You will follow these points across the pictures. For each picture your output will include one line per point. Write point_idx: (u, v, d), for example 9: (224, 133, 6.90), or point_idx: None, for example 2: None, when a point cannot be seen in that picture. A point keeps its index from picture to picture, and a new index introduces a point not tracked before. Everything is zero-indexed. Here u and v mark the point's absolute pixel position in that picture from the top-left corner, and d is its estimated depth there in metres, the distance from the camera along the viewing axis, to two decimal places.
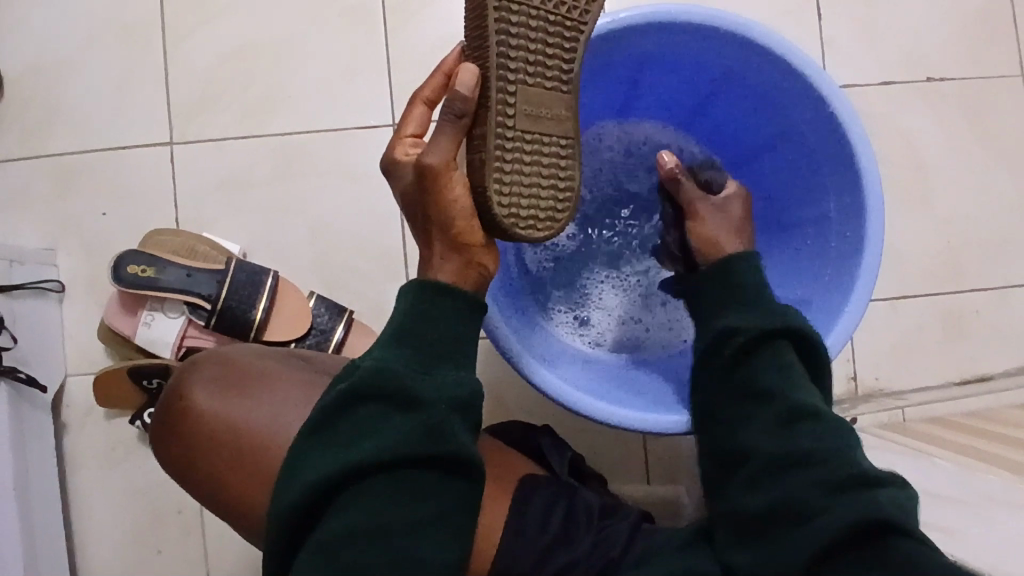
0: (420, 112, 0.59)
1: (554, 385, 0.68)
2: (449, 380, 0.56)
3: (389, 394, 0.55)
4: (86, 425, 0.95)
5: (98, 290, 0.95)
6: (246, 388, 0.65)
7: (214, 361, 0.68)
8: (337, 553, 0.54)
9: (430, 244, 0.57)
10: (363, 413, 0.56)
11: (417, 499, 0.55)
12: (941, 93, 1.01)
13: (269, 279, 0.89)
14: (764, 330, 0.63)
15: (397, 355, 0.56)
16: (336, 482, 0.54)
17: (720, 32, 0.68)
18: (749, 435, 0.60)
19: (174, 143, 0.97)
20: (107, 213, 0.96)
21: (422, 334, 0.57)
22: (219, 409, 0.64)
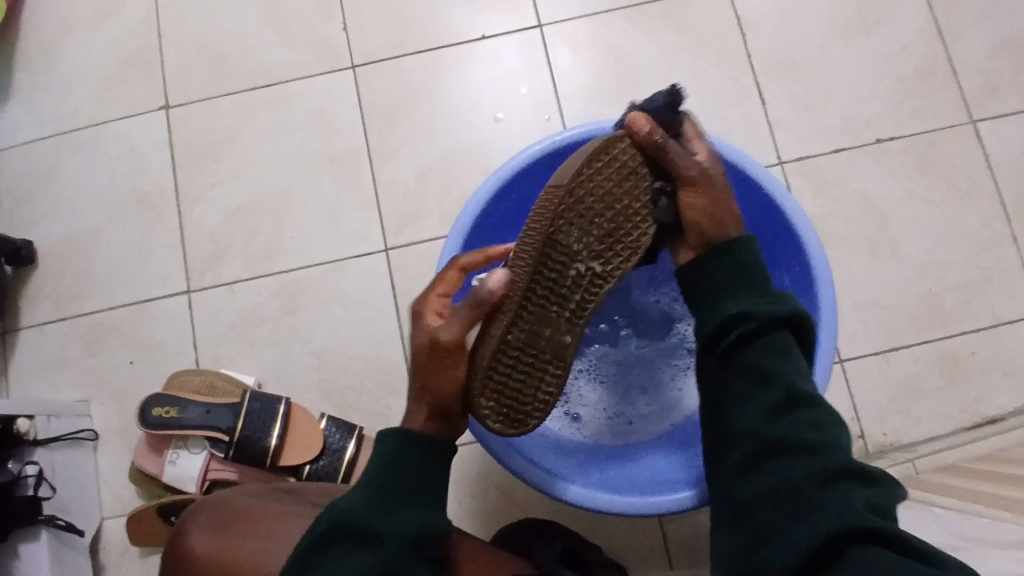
0: (456, 276, 0.67)
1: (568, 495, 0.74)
2: (414, 518, 0.58)
3: (359, 530, 0.56)
4: (123, 568, 0.99)
5: (129, 435, 1.03)
6: (241, 524, 0.67)
7: (210, 503, 0.71)
8: None
9: (417, 396, 0.62)
10: (333, 551, 0.56)
11: None
12: (893, 150, 1.07)
13: (281, 406, 0.95)
14: (773, 311, 0.60)
15: (364, 495, 0.58)
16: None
17: None
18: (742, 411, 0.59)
19: (191, 292, 1.06)
20: (134, 360, 1.05)
21: (392, 469, 0.59)
22: (216, 547, 0.66)
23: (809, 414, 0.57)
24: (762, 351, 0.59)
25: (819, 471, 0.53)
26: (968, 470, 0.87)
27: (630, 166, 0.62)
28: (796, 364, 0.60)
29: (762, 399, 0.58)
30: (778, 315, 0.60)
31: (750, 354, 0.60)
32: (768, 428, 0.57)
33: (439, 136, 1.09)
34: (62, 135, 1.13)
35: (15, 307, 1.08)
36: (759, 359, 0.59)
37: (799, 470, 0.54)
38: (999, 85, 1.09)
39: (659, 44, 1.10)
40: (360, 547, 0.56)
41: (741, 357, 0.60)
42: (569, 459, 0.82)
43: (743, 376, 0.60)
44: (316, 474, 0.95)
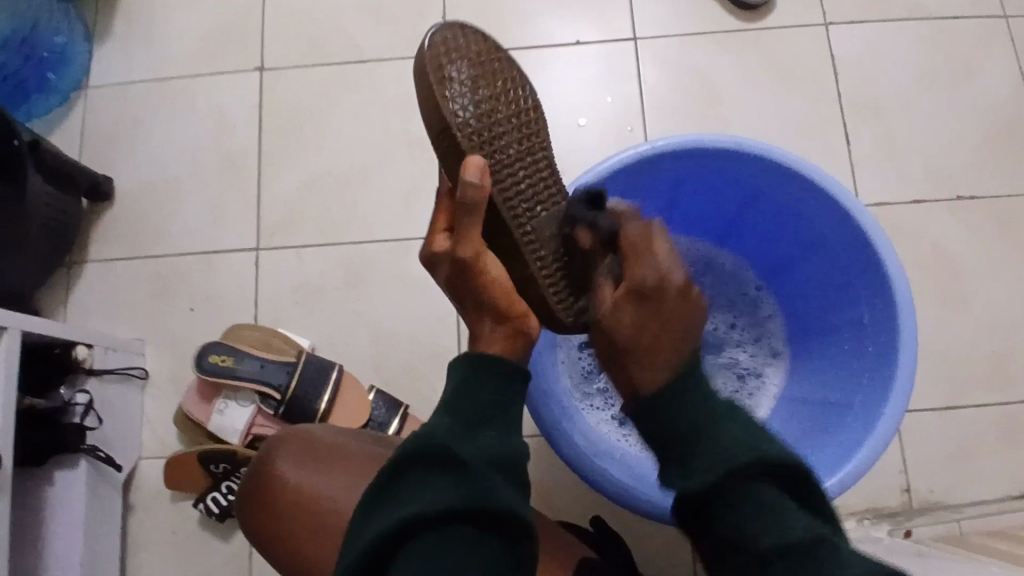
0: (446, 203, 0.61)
1: (614, 484, 0.71)
2: (491, 444, 0.54)
3: (434, 452, 0.52)
4: (152, 509, 0.99)
5: (179, 379, 1.04)
6: (329, 459, 0.68)
7: (299, 435, 0.71)
8: None
9: (478, 318, 0.60)
10: (420, 477, 0.51)
11: (460, 546, 0.47)
12: (971, 208, 1.06)
13: (335, 371, 0.95)
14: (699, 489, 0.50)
15: (448, 422, 0.55)
16: (381, 555, 0.49)
17: (746, 155, 0.76)
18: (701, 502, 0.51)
19: (258, 250, 1.08)
20: (194, 308, 1.06)
21: (456, 403, 0.56)
22: (302, 479, 0.67)
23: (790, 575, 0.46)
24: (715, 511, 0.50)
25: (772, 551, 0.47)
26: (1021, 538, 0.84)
27: (493, 91, 0.58)
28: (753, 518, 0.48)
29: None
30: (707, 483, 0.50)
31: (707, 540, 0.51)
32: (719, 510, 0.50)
33: None
34: (156, 82, 1.16)
35: (85, 240, 1.10)
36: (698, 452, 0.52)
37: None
38: None
39: (749, 73, 1.11)
40: (443, 471, 0.51)
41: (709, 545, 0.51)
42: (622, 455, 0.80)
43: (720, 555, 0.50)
44: None
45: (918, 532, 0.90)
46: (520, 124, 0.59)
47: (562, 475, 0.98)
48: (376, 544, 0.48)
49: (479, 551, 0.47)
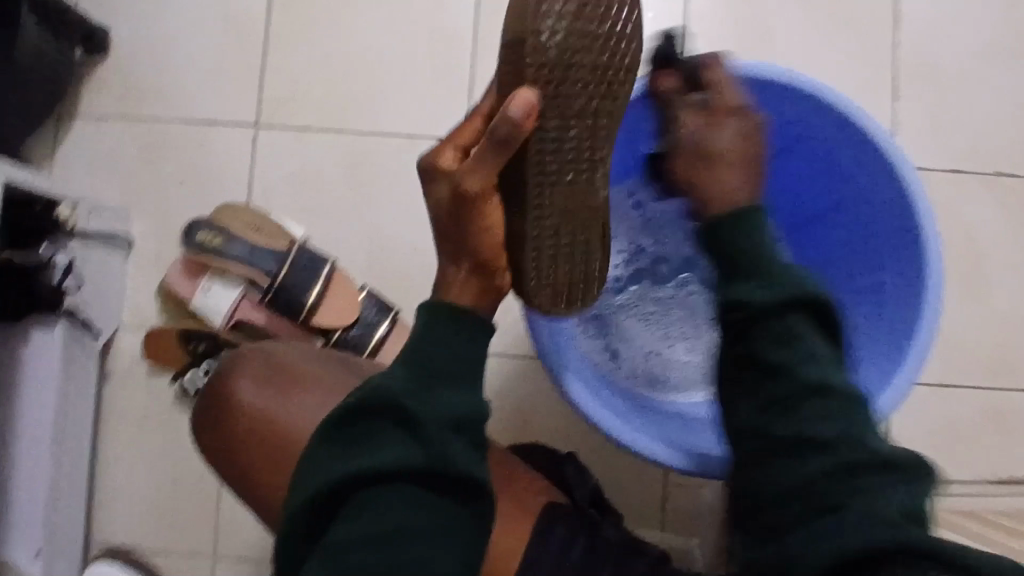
0: (477, 127, 0.54)
1: (600, 414, 0.70)
2: (455, 401, 0.51)
3: (393, 408, 0.50)
4: (128, 380, 0.97)
5: (164, 252, 0.99)
6: (285, 383, 0.69)
7: (260, 353, 0.72)
8: (347, 553, 0.47)
9: (456, 260, 0.55)
10: (380, 433, 0.50)
11: (410, 502, 0.48)
12: (1008, 188, 1.01)
13: (326, 267, 0.91)
14: (772, 299, 0.52)
15: (407, 375, 0.51)
16: (333, 495, 0.49)
17: (801, 92, 0.70)
18: (790, 362, 0.51)
19: (258, 128, 1.01)
20: (186, 181, 1.01)
21: (422, 351, 0.52)
22: (256, 400, 0.69)
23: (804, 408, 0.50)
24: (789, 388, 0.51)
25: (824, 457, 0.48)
26: (989, 521, 0.85)
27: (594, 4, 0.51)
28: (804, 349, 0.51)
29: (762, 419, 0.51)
30: (784, 306, 0.52)
31: (739, 353, 0.53)
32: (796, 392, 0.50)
33: None
34: None
35: (73, 88, 1.02)
36: (766, 346, 0.52)
37: (790, 483, 0.49)
38: None
39: (807, 8, 1.02)
40: (404, 429, 0.49)
41: (740, 357, 0.53)
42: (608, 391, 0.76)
43: (737, 371, 0.54)
44: (344, 342, 0.93)
45: None
46: (598, 81, 0.53)
47: (546, 399, 0.98)
48: (331, 489, 0.49)
49: (433, 507, 0.49)
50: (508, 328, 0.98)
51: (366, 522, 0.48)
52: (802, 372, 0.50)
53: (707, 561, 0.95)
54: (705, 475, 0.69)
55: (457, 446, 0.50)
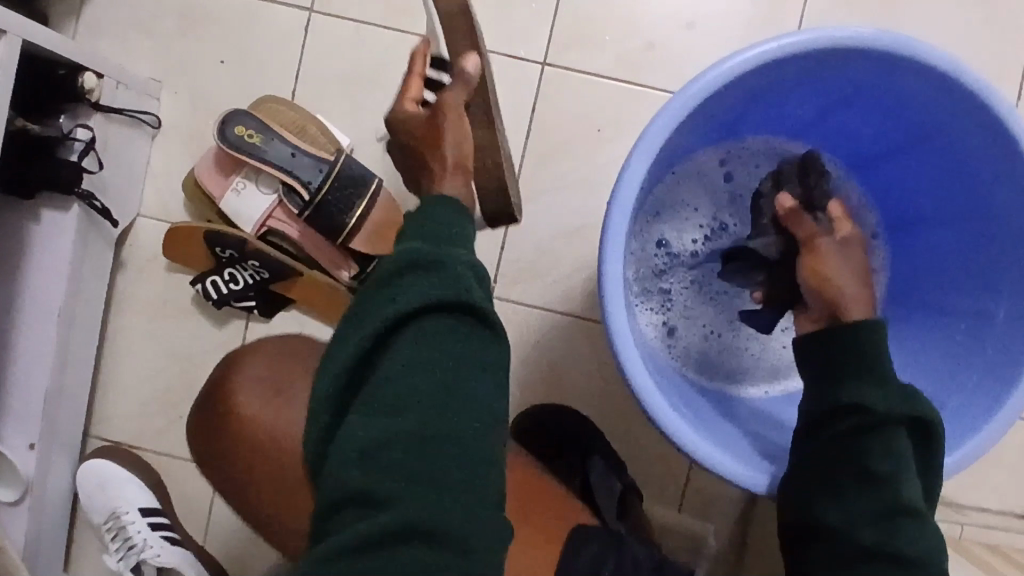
0: (418, 81, 0.56)
1: (665, 412, 0.62)
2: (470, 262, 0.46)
3: (414, 265, 0.45)
4: (143, 274, 0.91)
5: (194, 139, 0.90)
6: (273, 387, 0.73)
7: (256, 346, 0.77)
8: (376, 464, 0.40)
9: (432, 165, 0.52)
10: (397, 287, 0.45)
11: (436, 378, 0.42)
12: None
13: (373, 186, 0.83)
14: (895, 411, 0.59)
15: (425, 236, 0.47)
16: (360, 378, 0.44)
17: (960, 89, 0.61)
18: (886, 472, 0.58)
19: (312, 13, 0.89)
20: (225, 63, 0.90)
21: (430, 213, 0.48)
22: (244, 402, 0.72)
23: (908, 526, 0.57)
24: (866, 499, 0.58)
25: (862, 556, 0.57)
26: (1018, 563, 0.83)
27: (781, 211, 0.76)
28: (906, 466, 0.58)
29: (873, 526, 0.57)
30: (899, 420, 0.59)
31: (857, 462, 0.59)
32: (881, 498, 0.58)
33: None
34: None
35: None
36: (876, 456, 0.58)
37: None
38: None
39: None
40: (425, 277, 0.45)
41: (853, 457, 0.59)
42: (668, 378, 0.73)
43: (847, 479, 0.59)
44: None
45: None
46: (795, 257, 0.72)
47: (582, 363, 0.93)
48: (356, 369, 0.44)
49: (471, 353, 0.44)
50: (554, 281, 0.92)
51: (399, 376, 0.42)
52: (886, 482, 0.58)
53: (718, 548, 0.93)
54: (767, 493, 0.64)
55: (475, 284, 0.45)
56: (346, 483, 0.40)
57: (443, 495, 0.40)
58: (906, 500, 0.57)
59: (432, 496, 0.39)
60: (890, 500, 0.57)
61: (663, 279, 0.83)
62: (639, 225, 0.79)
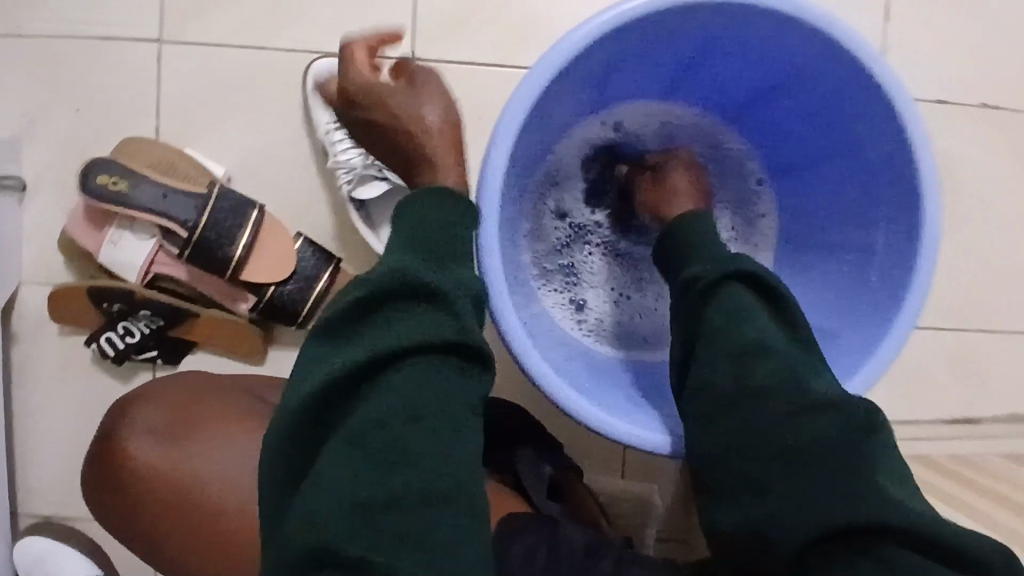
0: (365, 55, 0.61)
1: (559, 387, 0.61)
2: (467, 280, 0.46)
3: (404, 286, 0.43)
4: (38, 341, 0.87)
5: (63, 195, 0.86)
6: (184, 429, 0.69)
7: (161, 380, 0.74)
8: (347, 497, 0.39)
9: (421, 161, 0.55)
10: (383, 313, 0.43)
11: (413, 412, 0.41)
12: (997, 120, 0.95)
13: (254, 212, 0.81)
14: (722, 272, 0.58)
15: (404, 248, 0.46)
16: (330, 401, 0.42)
17: (803, 27, 0.60)
18: (756, 338, 0.54)
19: (163, 44, 0.85)
20: (81, 110, 0.86)
21: (425, 233, 0.47)
22: (156, 451, 0.68)
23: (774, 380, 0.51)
24: (755, 398, 0.51)
25: (796, 479, 0.46)
26: (944, 467, 0.86)
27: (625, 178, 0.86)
28: (756, 322, 0.55)
29: (727, 379, 0.53)
30: (736, 285, 0.57)
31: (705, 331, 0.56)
32: (769, 398, 0.50)
33: None
34: None
35: None
36: (729, 327, 0.55)
37: (772, 456, 0.48)
38: None
39: None
40: (422, 306, 0.43)
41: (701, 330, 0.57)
42: (571, 358, 0.72)
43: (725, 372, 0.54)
44: (281, 298, 0.83)
45: None
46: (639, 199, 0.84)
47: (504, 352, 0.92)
48: (326, 393, 0.42)
49: (456, 391, 0.43)
50: None
51: (385, 406, 0.41)
52: (788, 379, 0.51)
53: (665, 506, 0.95)
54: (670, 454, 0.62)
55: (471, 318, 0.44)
56: (323, 515, 0.39)
57: (427, 549, 0.39)
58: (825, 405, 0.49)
59: (415, 547, 0.38)
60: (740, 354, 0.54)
61: (565, 252, 0.83)
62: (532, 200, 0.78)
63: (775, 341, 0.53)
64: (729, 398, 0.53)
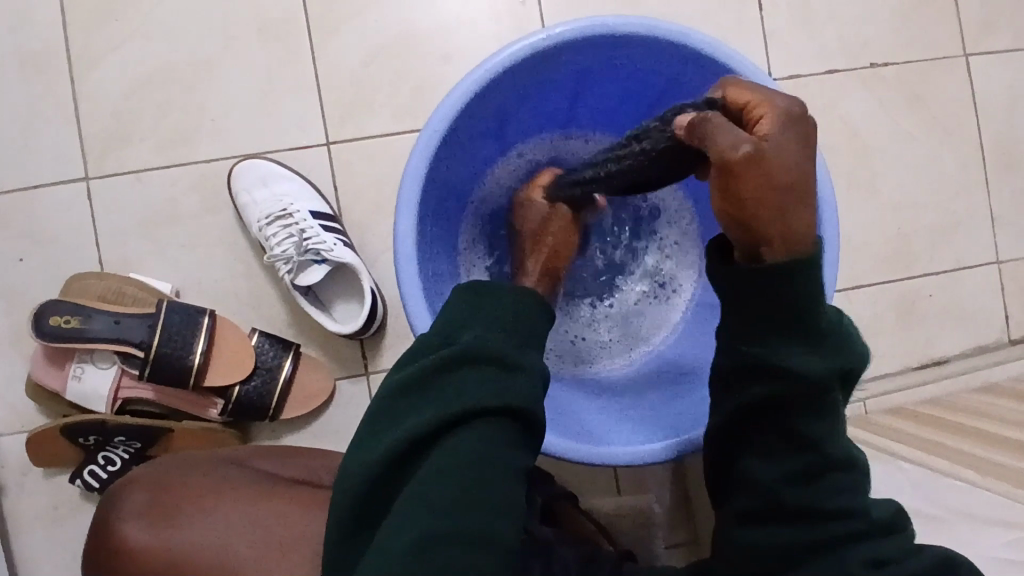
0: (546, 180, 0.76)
1: None
2: (535, 359, 0.53)
3: (487, 360, 0.50)
4: (26, 488, 0.89)
5: (23, 342, 0.89)
6: (174, 504, 0.66)
7: (145, 473, 0.71)
8: (418, 536, 0.45)
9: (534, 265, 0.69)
10: (458, 376, 0.50)
11: (477, 466, 0.48)
12: (884, 78, 1.01)
13: (205, 318, 0.83)
14: (829, 370, 0.46)
15: (493, 329, 0.52)
16: (404, 458, 0.49)
17: (657, 42, 0.64)
18: (822, 431, 0.48)
19: (91, 179, 0.89)
20: (25, 258, 0.89)
21: (495, 314, 0.53)
22: (146, 532, 0.65)
23: (838, 479, 0.48)
24: (781, 473, 0.48)
25: (802, 550, 0.46)
26: (917, 413, 0.88)
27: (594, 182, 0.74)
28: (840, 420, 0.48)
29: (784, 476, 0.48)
30: (831, 376, 0.46)
31: (776, 426, 0.48)
32: (794, 485, 0.48)
33: (397, 9, 0.91)
34: None
35: None
36: (804, 418, 0.47)
37: (805, 531, 0.47)
38: (998, 19, 1.03)
39: None
40: (493, 372, 0.50)
41: (775, 420, 0.48)
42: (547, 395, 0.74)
43: (769, 436, 0.49)
44: (247, 396, 0.86)
45: None
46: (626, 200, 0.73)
47: None
48: (401, 448, 0.49)
49: (511, 452, 0.50)
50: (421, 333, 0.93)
51: (455, 458, 0.48)
52: (827, 451, 0.47)
53: (668, 511, 0.96)
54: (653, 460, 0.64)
55: (532, 391, 0.51)
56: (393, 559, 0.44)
57: None
58: (840, 476, 0.48)
59: None
60: (815, 459, 0.48)
61: None
62: (466, 231, 0.79)
63: (834, 428, 0.48)
64: (762, 479, 0.49)
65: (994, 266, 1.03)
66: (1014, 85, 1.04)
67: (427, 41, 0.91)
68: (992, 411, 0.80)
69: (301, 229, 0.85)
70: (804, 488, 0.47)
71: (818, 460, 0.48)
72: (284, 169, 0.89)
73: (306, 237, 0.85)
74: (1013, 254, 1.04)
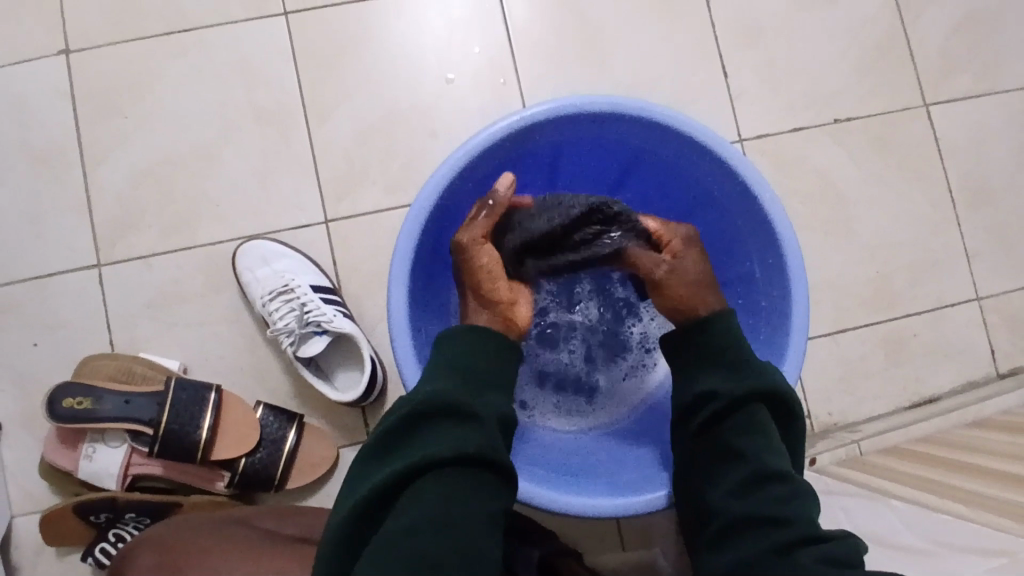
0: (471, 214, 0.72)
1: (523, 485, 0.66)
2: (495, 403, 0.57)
3: (448, 411, 0.54)
4: (38, 570, 0.90)
5: (37, 425, 0.92)
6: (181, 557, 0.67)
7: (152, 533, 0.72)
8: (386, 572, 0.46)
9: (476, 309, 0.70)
10: (428, 430, 0.54)
11: (448, 505, 0.50)
12: (849, 131, 1.06)
13: (211, 394, 0.86)
14: (741, 390, 0.60)
15: (457, 384, 0.57)
16: (375, 511, 0.51)
17: (622, 116, 0.70)
18: (747, 443, 0.58)
19: (102, 265, 0.94)
20: (39, 343, 0.93)
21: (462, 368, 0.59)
22: None
23: (776, 489, 0.55)
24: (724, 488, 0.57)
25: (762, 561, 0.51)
26: (911, 451, 0.89)
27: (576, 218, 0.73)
28: (768, 438, 0.58)
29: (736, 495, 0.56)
30: (748, 396, 0.60)
31: (715, 446, 0.60)
32: (740, 500, 0.55)
33: (386, 93, 0.98)
34: None
35: None
36: (734, 434, 0.59)
37: (761, 544, 0.52)
38: (953, 71, 1.09)
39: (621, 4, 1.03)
40: (457, 425, 0.54)
41: (714, 441, 0.60)
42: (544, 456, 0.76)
43: (711, 459, 0.60)
44: (253, 467, 0.88)
45: (823, 460, 0.96)
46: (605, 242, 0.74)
47: None
48: (371, 500, 0.51)
49: (483, 497, 0.52)
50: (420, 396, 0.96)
51: (422, 513, 0.49)
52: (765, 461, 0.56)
53: None
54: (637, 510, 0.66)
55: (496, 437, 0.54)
56: None
57: None
58: (783, 488, 0.55)
59: None
60: (753, 467, 0.57)
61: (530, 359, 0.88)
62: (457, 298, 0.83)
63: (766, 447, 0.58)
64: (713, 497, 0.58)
65: (975, 302, 1.06)
66: (976, 129, 1.09)
67: (415, 121, 0.97)
68: (982, 445, 0.81)
69: (301, 303, 0.89)
70: (748, 500, 0.55)
71: (759, 473, 0.56)
72: (284, 247, 0.93)
73: (307, 310, 0.89)
74: (993, 290, 1.07)
